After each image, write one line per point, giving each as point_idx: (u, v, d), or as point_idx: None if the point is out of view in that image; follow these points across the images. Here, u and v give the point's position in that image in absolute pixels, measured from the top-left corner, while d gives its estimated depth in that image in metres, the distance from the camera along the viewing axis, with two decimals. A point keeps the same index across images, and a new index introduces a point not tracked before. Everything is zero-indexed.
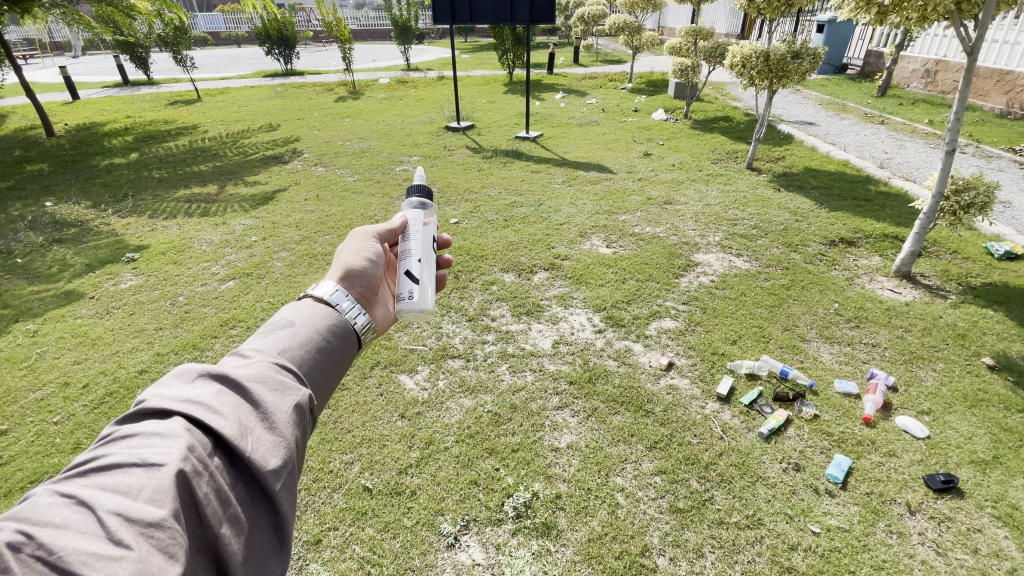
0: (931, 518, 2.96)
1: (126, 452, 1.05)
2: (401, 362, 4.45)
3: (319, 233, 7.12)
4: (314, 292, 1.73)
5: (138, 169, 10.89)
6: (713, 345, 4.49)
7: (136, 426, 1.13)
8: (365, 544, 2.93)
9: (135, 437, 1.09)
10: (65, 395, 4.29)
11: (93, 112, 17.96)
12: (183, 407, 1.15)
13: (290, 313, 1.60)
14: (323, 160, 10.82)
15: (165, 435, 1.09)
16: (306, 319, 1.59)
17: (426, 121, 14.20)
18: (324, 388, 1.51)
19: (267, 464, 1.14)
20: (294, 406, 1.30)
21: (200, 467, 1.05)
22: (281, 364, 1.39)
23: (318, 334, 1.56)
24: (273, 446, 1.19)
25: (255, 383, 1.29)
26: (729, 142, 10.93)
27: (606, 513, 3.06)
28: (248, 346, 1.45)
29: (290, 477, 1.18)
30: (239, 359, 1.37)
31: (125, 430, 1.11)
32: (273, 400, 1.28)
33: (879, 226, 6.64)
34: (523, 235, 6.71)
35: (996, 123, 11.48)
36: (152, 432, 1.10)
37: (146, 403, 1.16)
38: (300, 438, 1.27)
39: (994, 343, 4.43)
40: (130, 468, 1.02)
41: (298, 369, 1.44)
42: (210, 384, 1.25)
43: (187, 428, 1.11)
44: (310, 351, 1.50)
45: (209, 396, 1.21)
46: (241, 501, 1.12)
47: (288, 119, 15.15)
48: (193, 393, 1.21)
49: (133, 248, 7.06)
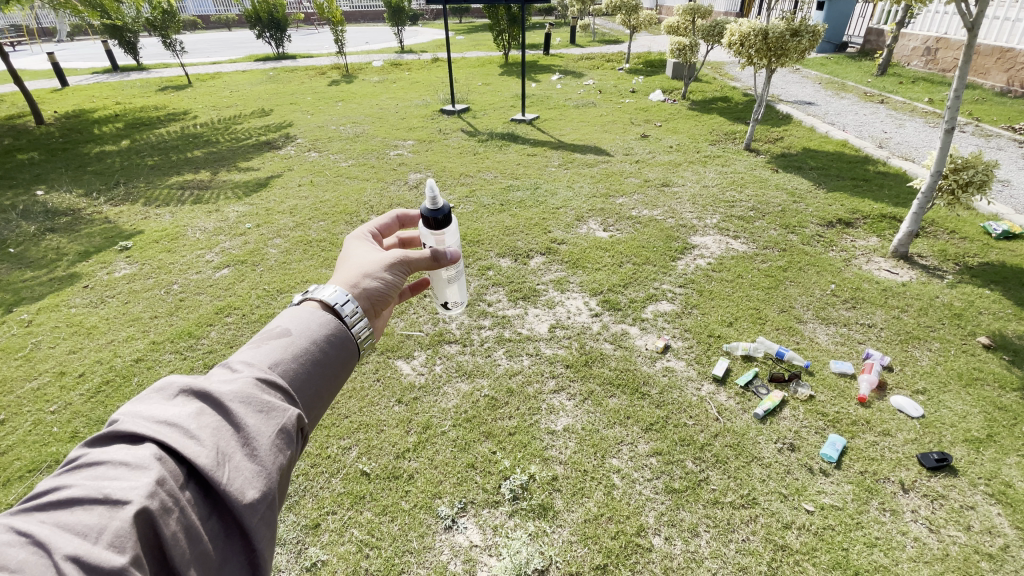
0: (925, 496, 2.99)
1: (91, 485, 1.00)
2: (398, 347, 4.44)
3: (314, 220, 7.05)
4: (317, 295, 1.67)
5: (129, 155, 10.76)
6: (709, 327, 4.49)
7: (106, 452, 1.08)
8: (363, 527, 2.96)
9: (103, 466, 1.05)
10: (61, 384, 4.28)
11: (82, 99, 17.67)
12: (156, 434, 1.10)
13: (288, 320, 1.54)
14: (316, 144, 10.70)
15: (134, 466, 1.04)
16: (304, 327, 1.53)
17: (421, 104, 14.01)
18: (317, 403, 1.47)
19: (244, 497, 1.10)
20: (279, 428, 1.26)
21: (169, 504, 1.01)
22: (269, 379, 1.35)
23: (315, 344, 1.50)
24: (252, 476, 1.14)
25: (237, 403, 1.24)
26: (728, 123, 10.82)
27: (602, 494, 3.09)
28: (238, 358, 1.41)
29: (269, 509, 1.14)
30: (225, 375, 1.34)
31: (93, 456, 1.07)
32: (257, 423, 1.24)
33: (877, 206, 6.60)
34: (519, 220, 6.66)
35: (997, 102, 11.36)
36: (120, 461, 1.05)
37: (118, 425, 1.11)
38: (284, 464, 1.23)
39: (990, 322, 4.44)
40: (93, 506, 0.97)
41: (289, 385, 1.39)
42: (190, 405, 1.22)
43: (159, 457, 1.07)
44: (303, 363, 1.45)
45: (186, 419, 1.17)
46: (213, 535, 1.08)
47: (280, 104, 14.90)
48: (169, 415, 1.17)
49: (126, 237, 6.98)
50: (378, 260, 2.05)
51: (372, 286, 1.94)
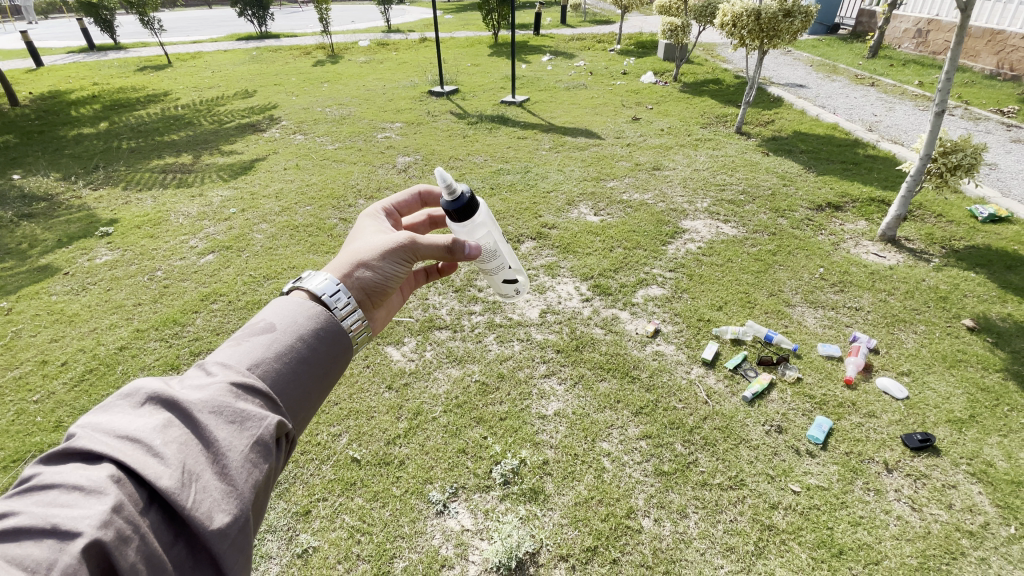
0: (908, 476, 3.04)
1: (41, 512, 0.95)
2: (388, 333, 4.38)
3: (300, 204, 6.93)
4: (306, 285, 1.66)
5: (108, 138, 10.46)
6: (699, 311, 4.49)
7: (60, 472, 1.03)
8: (354, 513, 2.95)
9: (55, 490, 1.00)
10: (43, 372, 4.20)
11: (57, 79, 17.13)
12: (116, 452, 1.05)
13: (272, 315, 1.50)
14: (302, 127, 10.49)
15: (90, 489, 1.00)
16: (289, 323, 1.49)
17: (409, 85, 13.77)
18: (301, 405, 1.43)
19: (212, 523, 1.06)
20: (253, 440, 1.20)
21: (127, 531, 0.96)
22: (246, 385, 1.29)
23: (299, 342, 1.46)
24: (221, 499, 1.10)
25: (207, 414, 1.19)
26: (719, 106, 10.76)
27: (592, 477, 3.11)
28: (215, 359, 1.36)
29: (239, 533, 1.09)
30: (198, 380, 1.28)
31: (46, 477, 1.02)
32: (228, 436, 1.19)
33: (866, 190, 6.63)
34: (509, 204, 6.60)
35: (986, 85, 11.39)
36: (74, 483, 1.00)
37: (74, 441, 1.06)
38: (259, 481, 1.18)
39: (975, 305, 4.50)
40: (41, 537, 0.92)
41: (269, 389, 1.35)
42: (158, 416, 1.17)
43: (119, 479, 1.02)
44: (285, 363, 1.41)
45: (150, 433, 1.12)
46: (178, 563, 1.04)
47: (265, 85, 14.53)
48: (132, 429, 1.12)
49: (106, 223, 6.82)
50: (376, 247, 2.01)
51: (366, 276, 1.93)
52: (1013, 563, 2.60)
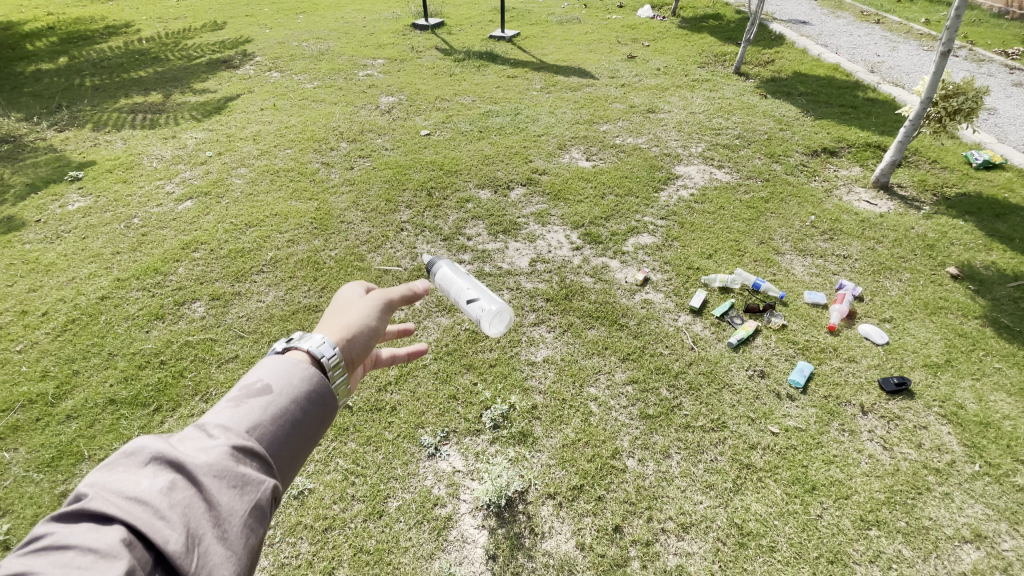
0: (882, 418, 3.16)
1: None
2: (376, 282, 4.31)
3: (279, 147, 6.63)
4: (306, 345, 1.48)
5: (69, 75, 9.77)
6: (689, 259, 4.47)
7: (62, 534, 0.94)
8: (348, 457, 3.03)
9: (65, 552, 0.90)
10: (25, 323, 4.12)
11: (7, 7, 15.77)
12: (126, 514, 0.97)
13: (280, 362, 1.42)
14: (278, 63, 9.86)
15: (97, 555, 0.90)
16: (297, 373, 1.40)
17: (391, 17, 12.89)
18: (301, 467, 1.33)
19: None
20: (260, 505, 1.12)
21: None
22: (254, 443, 1.21)
23: (309, 400, 1.37)
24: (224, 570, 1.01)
25: (216, 475, 1.10)
26: (718, 43, 10.26)
27: (580, 421, 3.20)
28: (220, 410, 1.27)
29: None
30: (203, 433, 1.19)
31: (46, 539, 0.92)
32: (237, 500, 1.10)
33: (863, 135, 6.49)
34: (498, 148, 6.38)
35: (993, 23, 10.96)
36: (81, 548, 0.91)
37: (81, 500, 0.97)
38: (257, 551, 1.09)
39: (960, 253, 4.54)
40: None
41: (275, 448, 1.26)
42: (165, 474, 1.08)
43: (126, 544, 0.94)
44: (295, 417, 1.33)
45: (159, 493, 1.03)
46: None
47: (235, 16, 13.51)
48: (139, 490, 1.02)
49: (76, 166, 6.50)
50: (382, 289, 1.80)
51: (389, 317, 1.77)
52: (973, 497, 2.76)
